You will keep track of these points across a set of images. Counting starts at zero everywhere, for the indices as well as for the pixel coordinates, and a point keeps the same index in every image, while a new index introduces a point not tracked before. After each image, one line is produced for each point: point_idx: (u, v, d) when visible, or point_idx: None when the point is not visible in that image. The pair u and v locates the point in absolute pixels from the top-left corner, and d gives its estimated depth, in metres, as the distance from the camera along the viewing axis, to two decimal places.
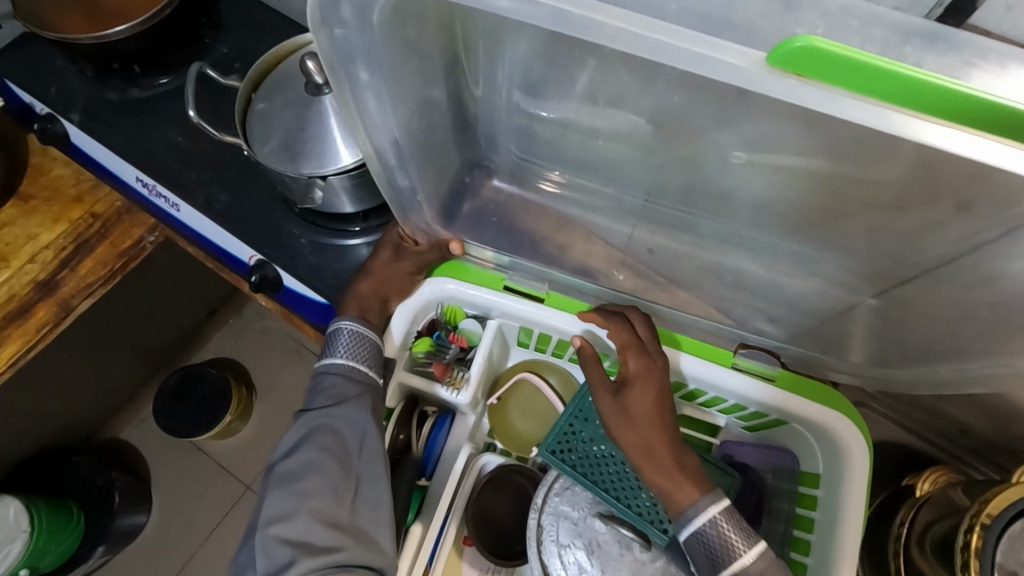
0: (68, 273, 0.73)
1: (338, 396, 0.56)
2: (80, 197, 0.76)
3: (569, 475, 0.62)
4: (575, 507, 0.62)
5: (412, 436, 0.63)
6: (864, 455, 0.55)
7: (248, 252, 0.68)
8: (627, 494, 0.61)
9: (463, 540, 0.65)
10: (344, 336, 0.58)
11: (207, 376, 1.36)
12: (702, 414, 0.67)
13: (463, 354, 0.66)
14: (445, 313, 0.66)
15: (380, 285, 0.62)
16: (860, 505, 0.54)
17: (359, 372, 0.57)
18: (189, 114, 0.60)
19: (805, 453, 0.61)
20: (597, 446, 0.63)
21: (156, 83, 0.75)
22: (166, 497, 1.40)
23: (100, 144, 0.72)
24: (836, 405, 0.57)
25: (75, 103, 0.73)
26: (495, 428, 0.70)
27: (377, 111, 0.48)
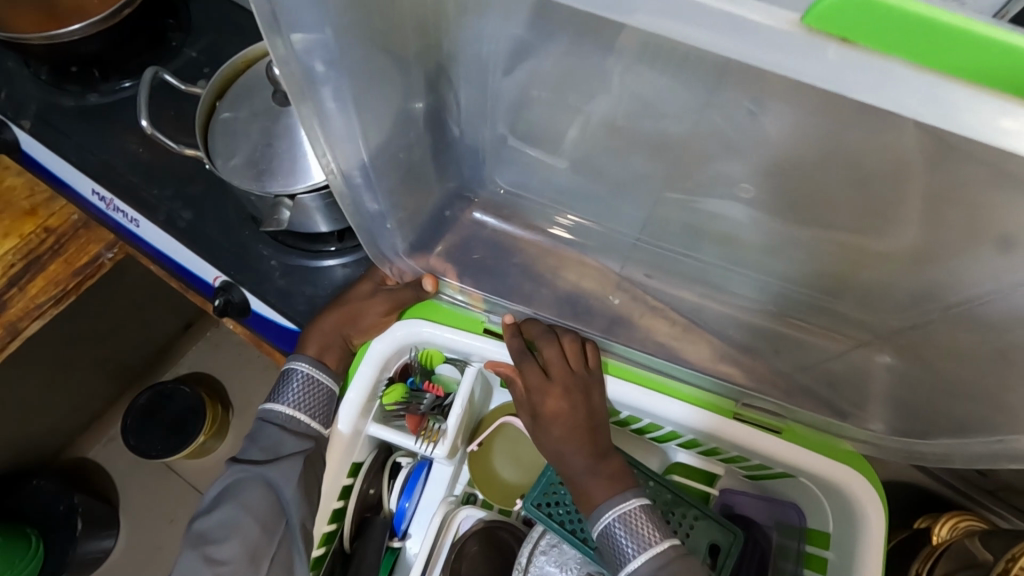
0: (15, 293, 0.67)
1: (270, 450, 0.53)
2: (33, 210, 0.70)
3: (555, 531, 0.58)
4: (562, 567, 0.58)
5: (384, 492, 0.62)
6: (881, 518, 0.52)
7: (213, 273, 0.62)
8: None
9: None
10: (295, 382, 0.55)
11: (179, 393, 1.29)
12: (697, 462, 0.63)
13: (441, 402, 0.62)
14: (420, 356, 0.62)
15: (343, 324, 0.58)
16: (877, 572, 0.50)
17: (303, 421, 0.54)
18: (142, 124, 0.54)
19: (814, 513, 0.56)
20: None
21: (117, 88, 0.69)
22: (135, 519, 1.33)
23: (54, 153, 0.66)
24: (849, 461, 0.54)
25: (25, 107, 0.67)
26: (475, 479, 0.65)
27: (341, 116, 0.42)
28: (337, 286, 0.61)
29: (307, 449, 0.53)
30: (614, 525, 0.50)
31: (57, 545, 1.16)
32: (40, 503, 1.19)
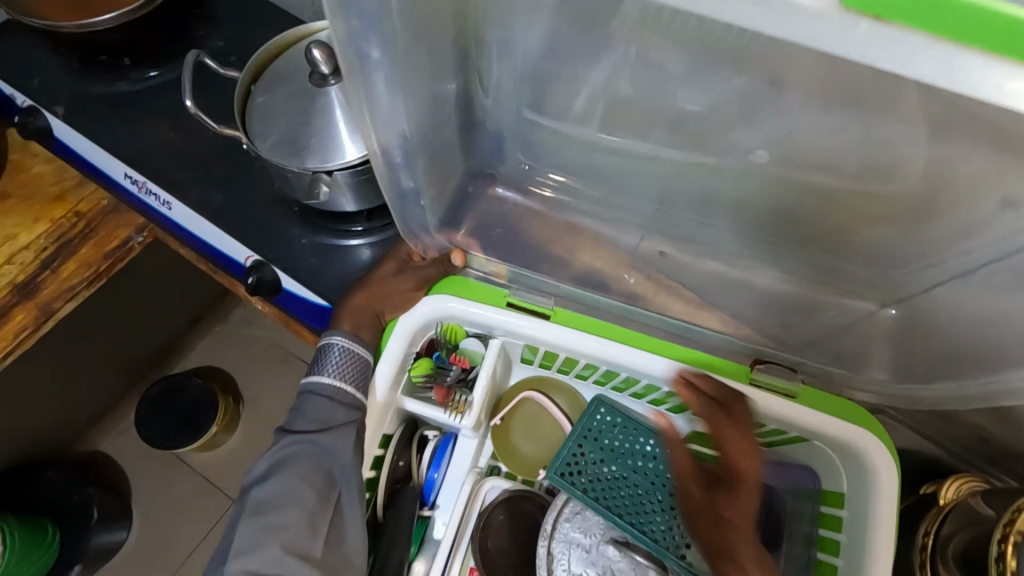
0: (47, 275, 0.69)
1: (321, 420, 0.54)
2: (64, 195, 0.72)
3: (579, 499, 0.59)
4: (587, 533, 0.60)
5: (413, 464, 0.63)
6: (893, 474, 0.54)
7: (245, 253, 0.64)
8: (641, 520, 0.59)
9: (470, 571, 0.61)
10: (335, 353, 0.56)
11: (190, 385, 1.31)
12: None
13: (464, 375, 0.63)
14: (445, 332, 0.62)
15: (379, 298, 0.60)
16: (890, 526, 0.52)
17: (348, 390, 0.55)
18: (186, 105, 0.56)
19: (825, 470, 0.59)
20: (607, 467, 0.61)
21: (145, 77, 0.71)
22: (146, 512, 1.34)
23: (87, 139, 0.68)
24: (863, 421, 0.56)
25: (58, 95, 0.69)
26: (499, 452, 0.66)
27: (387, 96, 0.42)
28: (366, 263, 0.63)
29: (356, 419, 0.55)
30: None
31: (71, 535, 1.19)
32: (54, 495, 1.20)
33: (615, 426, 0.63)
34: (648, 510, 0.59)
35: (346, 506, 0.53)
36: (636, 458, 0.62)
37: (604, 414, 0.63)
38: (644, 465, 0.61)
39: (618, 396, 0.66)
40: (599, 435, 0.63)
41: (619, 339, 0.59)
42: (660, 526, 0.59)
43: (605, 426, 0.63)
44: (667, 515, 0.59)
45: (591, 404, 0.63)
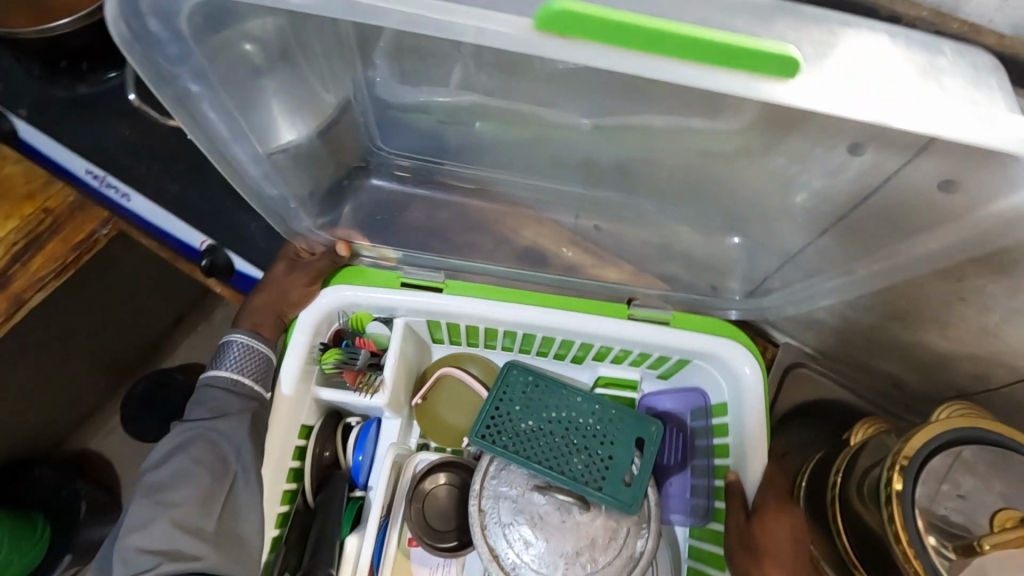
0: (18, 268, 0.73)
1: (217, 410, 0.61)
2: (32, 194, 0.76)
3: (500, 455, 0.65)
4: (512, 485, 0.66)
5: (338, 451, 0.72)
6: (759, 376, 0.65)
7: (199, 239, 0.69)
8: (560, 462, 0.66)
9: (408, 543, 0.71)
10: (233, 352, 0.63)
11: (174, 381, 1.34)
12: (625, 371, 0.74)
13: (375, 358, 0.72)
14: (350, 321, 0.71)
15: (274, 300, 0.66)
16: (761, 412, 0.63)
17: (249, 382, 0.63)
18: (132, 99, 0.64)
19: (711, 386, 0.70)
20: (524, 423, 0.68)
21: (105, 79, 0.75)
22: None
23: (51, 139, 0.72)
24: (731, 334, 0.66)
25: (22, 98, 0.73)
26: (427, 429, 0.77)
27: (219, 119, 0.48)
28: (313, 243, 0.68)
29: (251, 408, 0.61)
30: None
31: (61, 528, 1.22)
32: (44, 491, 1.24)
33: (529, 386, 0.70)
34: (567, 452, 0.66)
35: (241, 488, 0.59)
36: (551, 410, 0.69)
37: (517, 376, 0.71)
38: (558, 415, 0.69)
39: (529, 359, 0.77)
40: (514, 395, 0.70)
41: (502, 298, 0.68)
42: (579, 465, 0.66)
43: (519, 386, 0.70)
44: (583, 454, 0.66)
45: (504, 368, 0.70)
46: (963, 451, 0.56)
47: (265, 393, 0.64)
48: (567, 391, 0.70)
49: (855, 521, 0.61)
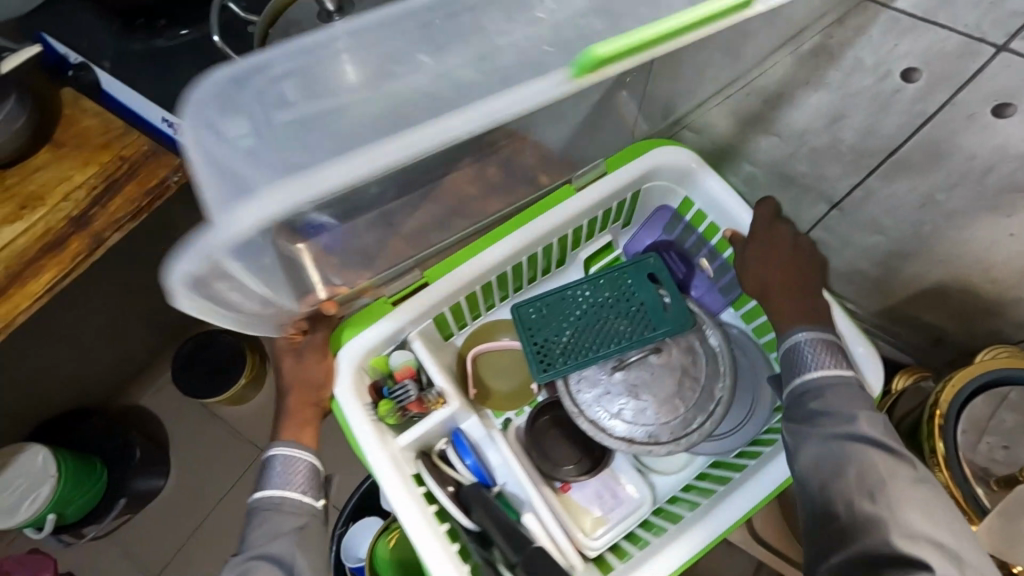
0: (99, 210, 0.79)
1: (270, 531, 0.68)
2: (108, 143, 0.82)
3: (569, 370, 0.82)
4: (592, 387, 0.83)
5: (456, 478, 0.81)
6: (691, 155, 0.87)
7: None
8: (615, 331, 0.84)
9: (563, 489, 0.89)
10: (275, 468, 0.72)
11: (221, 341, 1.42)
12: (593, 248, 0.96)
13: (418, 381, 0.82)
14: (374, 369, 0.81)
15: (306, 392, 0.77)
16: (707, 166, 0.87)
17: (303, 494, 0.72)
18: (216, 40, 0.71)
19: (669, 199, 0.93)
20: (567, 335, 0.85)
21: (178, 34, 0.80)
22: (182, 461, 1.45)
23: (130, 88, 0.77)
24: (653, 148, 0.88)
25: (104, 51, 0.79)
26: (494, 403, 0.92)
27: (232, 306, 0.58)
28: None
29: (306, 520, 0.70)
30: (805, 344, 0.75)
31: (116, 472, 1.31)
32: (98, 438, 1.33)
33: (542, 310, 0.86)
34: (606, 326, 0.85)
35: None
36: (579, 309, 0.87)
37: (529, 312, 0.86)
38: (584, 309, 0.86)
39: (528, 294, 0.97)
40: (538, 328, 0.85)
41: (480, 253, 0.83)
42: (623, 325, 0.85)
43: (535, 314, 0.86)
44: (629, 313, 0.85)
45: (518, 313, 0.85)
46: (1009, 393, 0.66)
47: (315, 501, 0.72)
48: (570, 295, 0.87)
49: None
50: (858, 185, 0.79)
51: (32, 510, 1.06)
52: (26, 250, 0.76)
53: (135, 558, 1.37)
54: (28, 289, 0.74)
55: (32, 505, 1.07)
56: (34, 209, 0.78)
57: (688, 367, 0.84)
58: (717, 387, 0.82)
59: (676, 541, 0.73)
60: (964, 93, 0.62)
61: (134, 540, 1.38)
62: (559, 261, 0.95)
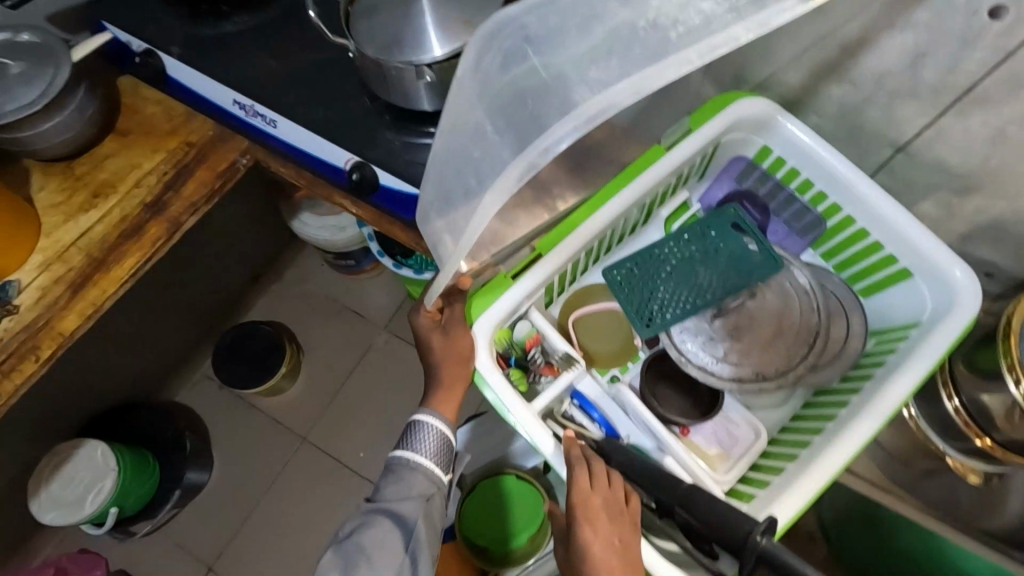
0: (172, 195, 0.80)
1: (403, 489, 0.65)
2: (174, 130, 0.82)
3: (672, 324, 0.70)
4: (697, 334, 0.70)
5: (585, 435, 0.72)
6: (753, 102, 0.70)
7: (345, 157, 0.75)
8: (706, 279, 0.72)
9: (684, 433, 0.73)
10: (419, 433, 0.67)
11: (259, 332, 1.43)
12: (671, 206, 0.78)
13: (541, 349, 0.73)
14: (502, 341, 0.71)
15: (461, 368, 0.67)
16: (748, 104, 0.70)
17: (432, 467, 0.67)
18: (308, 15, 0.71)
19: (748, 146, 0.75)
20: (661, 291, 0.72)
21: (241, 20, 0.84)
22: (225, 454, 1.45)
23: (200, 73, 0.80)
24: (736, 96, 0.71)
25: (174, 37, 0.82)
26: (596, 363, 0.77)
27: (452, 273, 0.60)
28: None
29: (435, 486, 0.66)
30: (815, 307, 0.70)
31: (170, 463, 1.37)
32: (148, 431, 1.37)
33: (633, 267, 0.74)
34: (695, 278, 0.72)
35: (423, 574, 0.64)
36: (667, 261, 0.74)
37: (616, 271, 0.74)
38: (672, 258, 0.74)
39: (614, 256, 0.78)
40: (631, 285, 0.73)
41: (579, 227, 0.70)
42: (710, 277, 0.72)
43: (628, 271, 0.74)
44: (718, 260, 0.73)
45: (608, 275, 0.73)
46: None
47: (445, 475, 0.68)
48: (656, 251, 0.74)
49: (974, 398, 0.69)
50: (928, 126, 0.62)
51: (96, 504, 1.06)
52: (107, 238, 0.77)
53: (185, 549, 1.38)
54: (113, 274, 0.75)
55: (96, 500, 1.07)
56: (107, 198, 0.79)
57: (786, 314, 0.70)
58: (815, 320, 0.69)
59: (812, 465, 0.62)
60: None
61: (183, 532, 1.39)
62: (645, 218, 0.77)
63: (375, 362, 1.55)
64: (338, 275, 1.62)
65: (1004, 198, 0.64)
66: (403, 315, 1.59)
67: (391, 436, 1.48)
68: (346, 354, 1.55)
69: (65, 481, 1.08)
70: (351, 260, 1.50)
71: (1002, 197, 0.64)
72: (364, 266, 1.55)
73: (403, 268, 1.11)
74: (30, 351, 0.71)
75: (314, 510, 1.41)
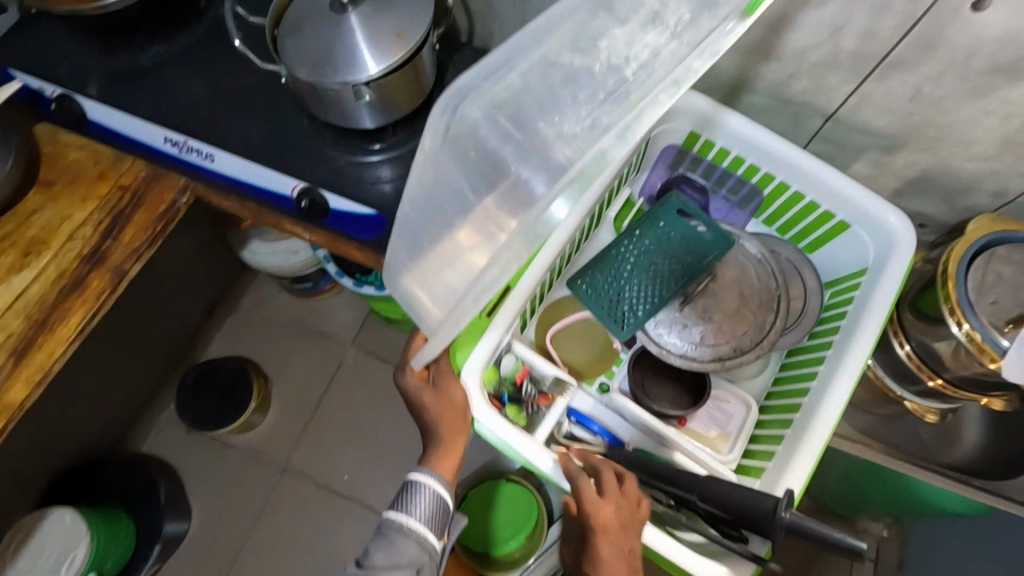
0: (111, 243, 0.76)
1: (392, 558, 0.56)
2: (104, 174, 0.79)
3: (647, 319, 0.71)
4: (671, 326, 0.71)
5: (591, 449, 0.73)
6: (683, 93, 0.72)
7: (292, 184, 0.73)
8: (671, 267, 0.73)
9: (682, 423, 0.76)
10: (418, 496, 0.60)
11: (223, 367, 1.40)
12: (616, 206, 0.81)
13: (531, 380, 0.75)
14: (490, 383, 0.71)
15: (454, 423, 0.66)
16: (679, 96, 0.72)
17: (426, 531, 0.58)
18: (234, 43, 0.67)
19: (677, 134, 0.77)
20: (628, 290, 0.73)
21: (161, 51, 0.80)
22: (203, 498, 1.41)
23: (124, 112, 0.77)
24: None
25: (90, 76, 0.79)
26: (585, 372, 0.79)
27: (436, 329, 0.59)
28: (391, 173, 0.75)
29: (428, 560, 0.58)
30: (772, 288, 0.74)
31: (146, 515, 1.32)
32: (120, 485, 1.32)
33: (596, 274, 0.74)
34: (655, 271, 0.72)
35: None
36: (627, 260, 0.74)
37: (582, 283, 0.73)
38: (633, 256, 0.74)
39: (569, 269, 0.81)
40: (601, 292, 0.73)
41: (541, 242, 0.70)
42: (671, 262, 0.73)
43: (591, 279, 0.74)
44: (678, 247, 0.73)
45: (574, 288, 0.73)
46: (999, 249, 0.68)
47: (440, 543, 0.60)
48: (613, 249, 0.74)
49: (923, 343, 0.74)
50: (852, 92, 0.66)
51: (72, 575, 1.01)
52: (45, 298, 0.73)
53: None
54: (58, 335, 0.71)
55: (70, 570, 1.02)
56: (40, 255, 0.75)
57: (743, 284, 0.73)
58: (775, 287, 0.72)
59: (803, 443, 0.65)
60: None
61: None
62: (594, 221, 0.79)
63: (347, 381, 1.52)
64: (297, 298, 1.58)
65: (926, 151, 0.68)
66: (369, 330, 1.57)
67: (374, 454, 1.46)
68: (316, 377, 1.52)
69: (33, 556, 1.02)
70: (309, 281, 1.47)
71: (927, 150, 0.68)
72: (323, 285, 1.52)
73: (365, 286, 1.10)
74: None
75: (305, 540, 1.38)
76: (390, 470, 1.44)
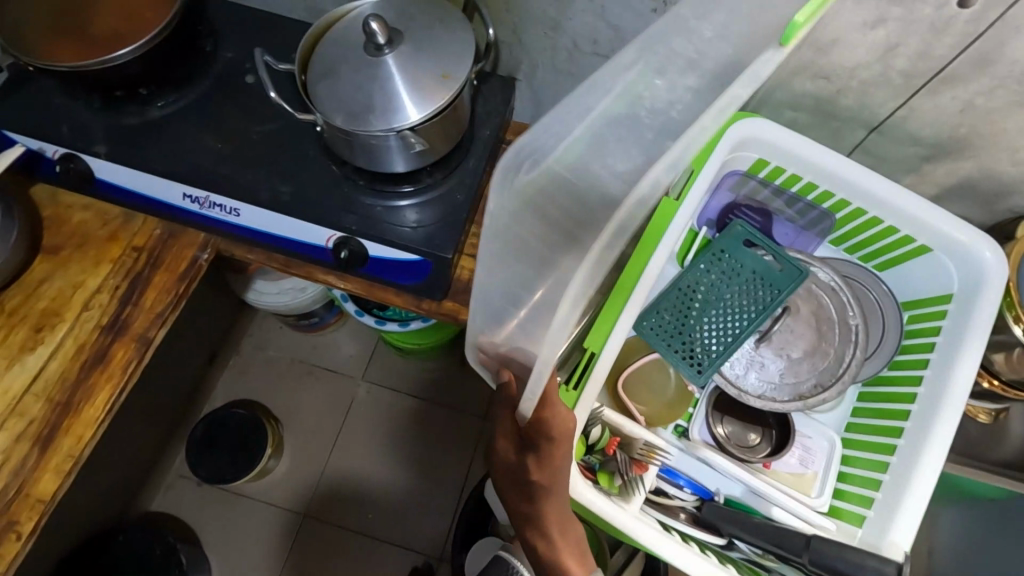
0: (131, 309, 0.71)
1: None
2: (115, 235, 0.74)
3: (723, 360, 0.70)
4: (736, 363, 0.75)
5: (683, 506, 0.78)
6: (758, 123, 0.71)
7: (326, 234, 0.70)
8: (739, 304, 0.72)
9: (767, 465, 0.77)
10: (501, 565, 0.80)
11: (232, 416, 1.33)
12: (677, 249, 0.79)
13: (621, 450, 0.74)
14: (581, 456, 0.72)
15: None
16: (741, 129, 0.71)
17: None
18: (270, 95, 0.61)
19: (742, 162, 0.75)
20: (700, 330, 0.72)
21: (167, 103, 0.74)
22: (222, 553, 1.35)
23: (134, 168, 0.71)
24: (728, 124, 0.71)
25: (95, 136, 0.71)
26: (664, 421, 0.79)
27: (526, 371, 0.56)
28: (417, 218, 0.70)
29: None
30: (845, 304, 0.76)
31: None
32: (136, 554, 1.21)
33: (660, 313, 0.73)
34: (725, 307, 0.72)
35: None
36: (693, 297, 0.73)
37: (648, 323, 0.73)
38: (702, 296, 0.73)
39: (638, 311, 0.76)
40: (669, 332, 0.72)
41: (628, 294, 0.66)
42: (742, 299, 0.72)
43: (656, 322, 0.72)
44: (751, 286, 0.72)
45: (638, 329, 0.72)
46: None
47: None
48: (678, 286, 0.73)
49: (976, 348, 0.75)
50: (898, 108, 0.65)
51: None
52: (67, 376, 0.67)
53: None
54: (85, 416, 0.66)
55: None
56: (54, 328, 0.69)
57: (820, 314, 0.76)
58: (850, 316, 0.75)
59: (906, 487, 0.67)
60: (1013, 8, 0.51)
61: None
62: None
63: (361, 415, 1.48)
64: (300, 334, 1.53)
65: (968, 158, 0.69)
66: (379, 360, 1.53)
67: (395, 488, 1.43)
68: (329, 415, 1.48)
69: None
70: (314, 316, 1.43)
71: (971, 157, 0.68)
72: (328, 319, 1.47)
73: (387, 322, 1.06)
74: (8, 528, 0.61)
75: None
76: (414, 503, 1.41)
